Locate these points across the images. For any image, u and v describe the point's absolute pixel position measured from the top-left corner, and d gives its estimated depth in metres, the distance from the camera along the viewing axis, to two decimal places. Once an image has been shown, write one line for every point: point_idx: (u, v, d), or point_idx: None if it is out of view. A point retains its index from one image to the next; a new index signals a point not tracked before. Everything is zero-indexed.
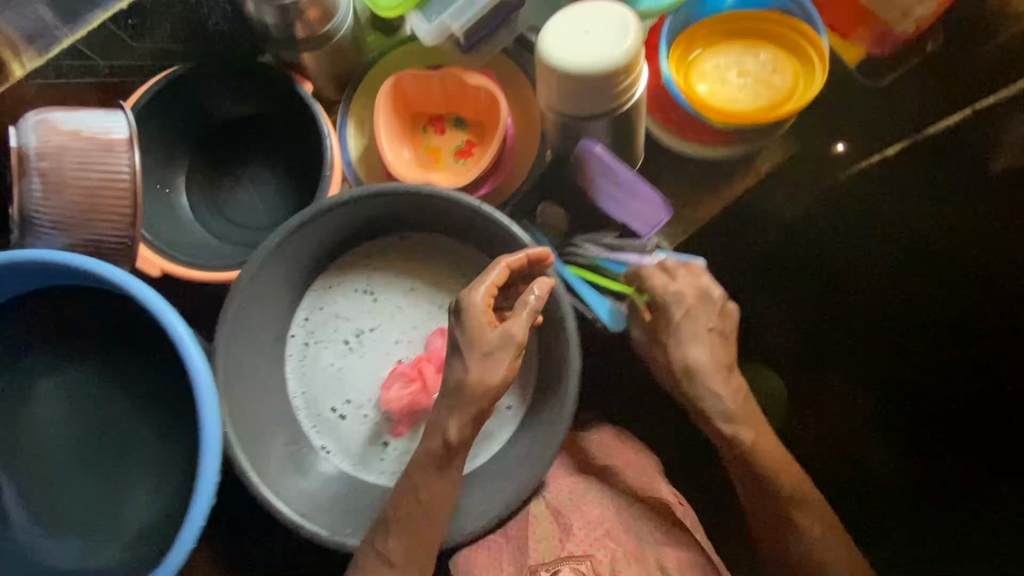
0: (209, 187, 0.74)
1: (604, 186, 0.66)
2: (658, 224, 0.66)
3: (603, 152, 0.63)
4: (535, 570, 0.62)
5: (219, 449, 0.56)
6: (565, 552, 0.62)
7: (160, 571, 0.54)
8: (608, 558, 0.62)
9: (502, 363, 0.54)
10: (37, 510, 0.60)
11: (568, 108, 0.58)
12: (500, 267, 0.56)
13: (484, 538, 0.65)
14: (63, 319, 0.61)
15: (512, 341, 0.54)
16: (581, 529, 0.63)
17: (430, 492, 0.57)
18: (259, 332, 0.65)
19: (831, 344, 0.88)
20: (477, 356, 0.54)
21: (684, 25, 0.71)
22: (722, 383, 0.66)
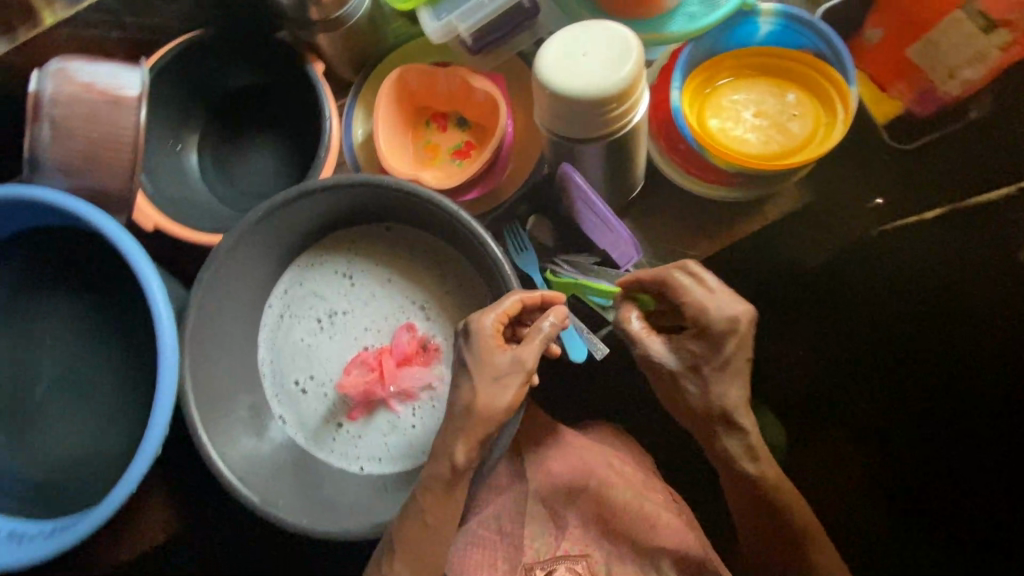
0: (219, 149, 0.77)
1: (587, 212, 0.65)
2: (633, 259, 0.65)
3: (581, 183, 0.62)
4: (529, 568, 0.65)
5: (172, 403, 0.59)
6: (562, 551, 0.66)
7: (103, 508, 0.57)
8: (605, 558, 0.67)
9: (511, 387, 0.57)
10: (16, 431, 0.65)
11: (558, 130, 0.57)
12: (514, 297, 0.58)
13: (470, 536, 0.66)
14: (65, 258, 0.66)
15: (523, 367, 0.57)
16: (576, 529, 0.68)
17: (436, 516, 0.59)
18: (235, 297, 0.67)
19: (842, 389, 0.89)
20: (484, 379, 0.57)
21: (706, 55, 0.68)
22: (749, 417, 0.62)
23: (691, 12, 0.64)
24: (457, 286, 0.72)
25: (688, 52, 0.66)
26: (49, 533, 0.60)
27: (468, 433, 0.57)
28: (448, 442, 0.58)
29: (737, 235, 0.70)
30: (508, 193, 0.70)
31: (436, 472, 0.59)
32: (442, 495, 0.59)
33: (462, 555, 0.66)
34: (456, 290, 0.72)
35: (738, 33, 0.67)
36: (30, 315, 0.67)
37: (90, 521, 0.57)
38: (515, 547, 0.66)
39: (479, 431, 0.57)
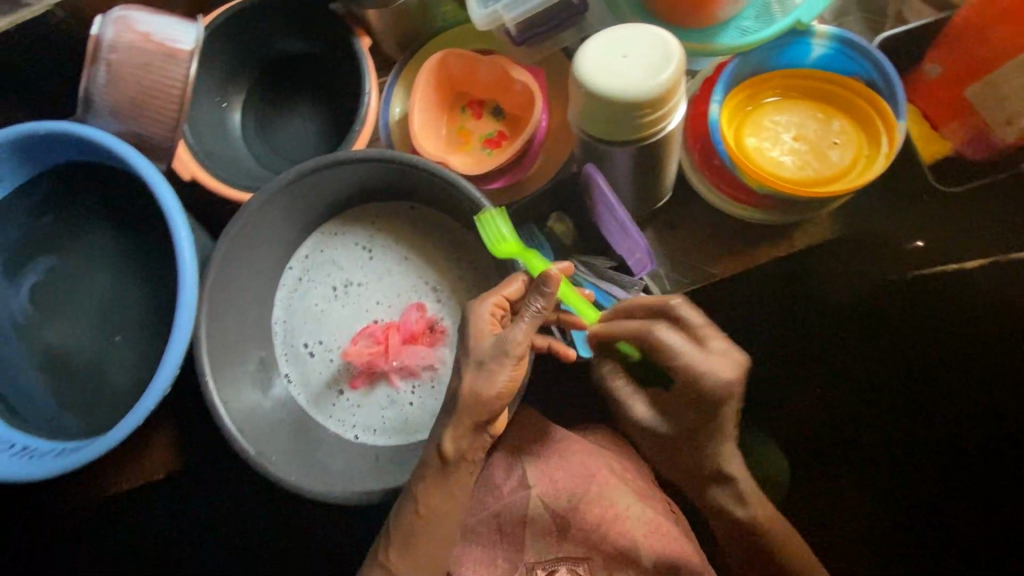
0: (261, 111, 0.79)
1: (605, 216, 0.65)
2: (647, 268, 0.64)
3: (602, 184, 0.62)
4: (531, 567, 0.66)
5: (185, 347, 0.61)
6: (563, 552, 0.66)
7: (111, 436, 0.60)
8: (605, 562, 0.66)
9: (496, 373, 0.55)
10: (40, 354, 0.69)
11: (589, 129, 0.57)
12: (517, 280, 0.59)
13: (468, 531, 0.67)
14: (103, 197, 0.69)
15: (506, 348, 0.55)
16: (577, 536, 0.66)
17: (429, 505, 0.59)
18: (257, 255, 0.70)
19: (857, 428, 0.89)
20: (473, 363, 0.57)
21: (751, 71, 0.66)
22: (739, 465, 0.64)
23: (747, 25, 0.63)
24: (471, 273, 0.73)
25: (733, 67, 0.65)
26: (58, 454, 0.63)
27: (460, 425, 0.57)
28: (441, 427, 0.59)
29: (760, 259, 0.69)
30: (534, 187, 0.71)
31: (427, 461, 0.59)
32: (437, 485, 0.59)
33: (461, 551, 0.67)
34: (469, 276, 0.73)
35: (789, 53, 0.66)
36: (65, 246, 0.70)
37: (98, 448, 0.60)
38: (504, 534, 0.67)
39: (471, 421, 0.57)
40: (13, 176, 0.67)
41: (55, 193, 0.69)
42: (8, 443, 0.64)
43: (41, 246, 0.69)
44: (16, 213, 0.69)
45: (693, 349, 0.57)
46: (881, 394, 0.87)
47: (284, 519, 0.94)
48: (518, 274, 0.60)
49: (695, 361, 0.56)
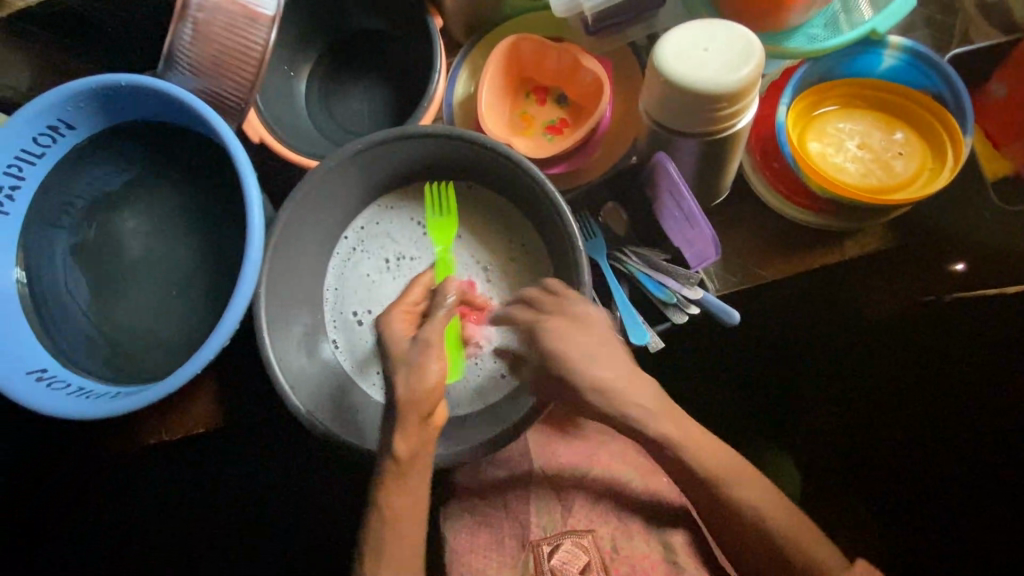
0: (326, 82, 0.81)
1: (669, 203, 0.65)
2: (708, 260, 0.64)
3: (674, 173, 0.61)
4: (536, 541, 0.72)
5: (246, 304, 0.63)
6: (568, 527, 0.73)
7: (166, 383, 0.62)
8: (606, 535, 0.72)
9: (429, 367, 0.60)
10: (102, 298, 0.72)
11: (665, 120, 0.58)
12: (415, 286, 0.69)
13: (481, 514, 0.77)
14: (174, 152, 0.72)
15: (422, 340, 0.62)
16: (579, 510, 0.74)
17: (399, 505, 0.60)
18: (317, 222, 0.71)
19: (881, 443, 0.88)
20: (404, 369, 0.61)
21: (820, 78, 0.67)
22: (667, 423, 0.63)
23: (815, 33, 0.63)
24: (522, 255, 0.74)
25: (803, 71, 0.65)
26: (112, 397, 0.65)
27: (409, 426, 0.59)
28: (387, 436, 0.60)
29: (812, 264, 0.70)
30: (591, 175, 0.72)
31: (382, 465, 0.60)
32: (396, 485, 0.60)
33: (471, 531, 0.76)
34: (521, 258, 0.74)
35: (861, 61, 0.66)
36: (132, 198, 0.73)
37: (154, 393, 0.62)
38: (512, 513, 0.75)
39: (417, 420, 0.60)
40: (87, 126, 0.70)
41: (125, 146, 0.72)
42: (65, 382, 0.66)
43: (112, 194, 0.73)
44: (88, 164, 0.72)
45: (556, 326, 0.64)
46: (886, 402, 0.83)
47: (314, 481, 0.98)
48: (426, 282, 0.69)
49: (561, 336, 0.64)
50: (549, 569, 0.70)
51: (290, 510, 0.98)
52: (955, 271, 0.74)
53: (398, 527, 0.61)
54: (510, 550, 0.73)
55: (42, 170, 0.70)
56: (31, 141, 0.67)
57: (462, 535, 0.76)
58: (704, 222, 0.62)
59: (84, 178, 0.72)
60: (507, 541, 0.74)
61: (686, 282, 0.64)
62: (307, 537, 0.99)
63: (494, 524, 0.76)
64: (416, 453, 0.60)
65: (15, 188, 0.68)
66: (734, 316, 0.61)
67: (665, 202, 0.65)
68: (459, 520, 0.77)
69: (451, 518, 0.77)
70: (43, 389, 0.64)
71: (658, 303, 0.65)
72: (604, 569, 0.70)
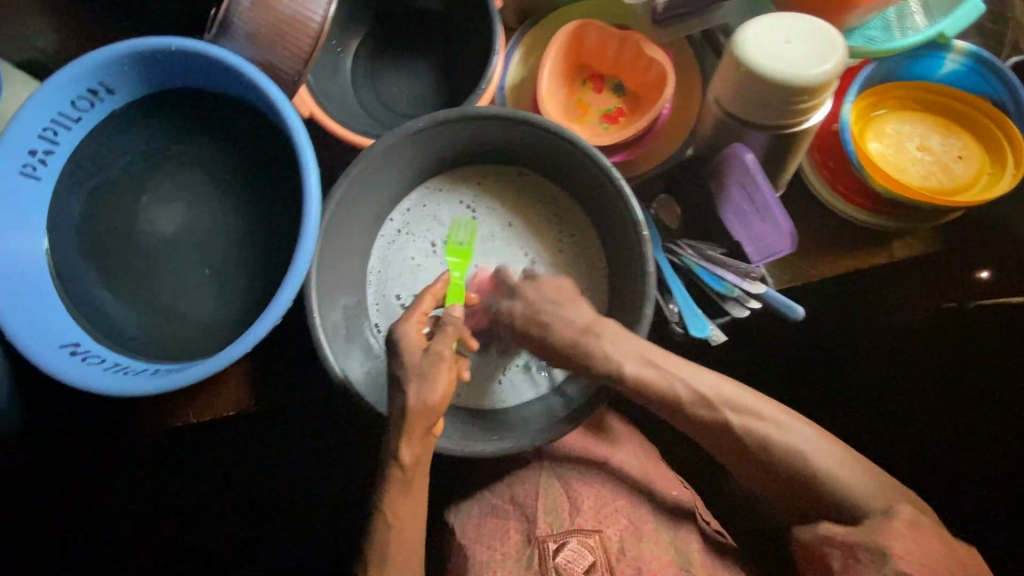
0: (373, 59, 0.78)
1: (738, 195, 0.64)
2: (777, 255, 0.63)
3: (753, 162, 0.60)
4: (542, 538, 0.70)
5: (299, 284, 0.60)
6: (575, 525, 0.70)
7: (210, 363, 0.60)
8: (615, 536, 0.70)
9: (439, 381, 0.55)
10: (134, 273, 0.68)
11: (741, 112, 0.58)
12: (427, 295, 0.63)
13: (489, 508, 0.75)
14: (217, 123, 0.69)
15: (438, 354, 0.56)
16: (588, 509, 0.71)
17: (399, 511, 0.58)
18: (366, 202, 0.69)
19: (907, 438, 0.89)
20: (414, 378, 0.56)
21: (881, 79, 0.67)
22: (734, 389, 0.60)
23: (872, 35, 0.63)
24: (571, 244, 0.73)
25: (867, 72, 0.65)
26: (153, 374, 0.62)
27: (413, 436, 0.56)
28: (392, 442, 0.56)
29: (863, 263, 0.70)
30: (646, 166, 0.71)
31: (388, 473, 0.57)
32: (401, 495, 0.58)
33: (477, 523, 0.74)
34: (569, 249, 0.73)
35: (920, 65, 0.67)
36: (170, 170, 0.69)
37: (201, 371, 0.59)
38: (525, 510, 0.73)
39: (423, 432, 0.56)
40: (127, 92, 0.66)
41: (166, 115, 0.68)
42: (100, 357, 0.63)
43: (147, 165, 0.69)
44: (125, 132, 0.68)
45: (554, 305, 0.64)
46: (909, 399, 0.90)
47: (331, 472, 0.95)
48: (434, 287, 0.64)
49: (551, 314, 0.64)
50: (554, 568, 0.67)
51: (303, 500, 0.95)
52: (980, 278, 0.76)
53: (403, 533, 0.59)
54: (514, 546, 0.70)
55: (75, 137, 0.66)
56: (68, 104, 0.63)
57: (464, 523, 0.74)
58: (779, 214, 0.61)
59: (120, 146, 0.68)
60: (512, 535, 0.72)
61: (747, 275, 0.63)
62: (320, 529, 0.96)
63: (501, 517, 0.73)
64: (413, 463, 0.57)
65: (48, 152, 0.64)
66: (798, 311, 0.60)
67: (735, 195, 0.64)
68: (464, 513, 0.76)
69: (457, 513, 0.77)
70: (79, 364, 0.61)
71: (716, 296, 0.64)
72: (610, 569, 0.68)
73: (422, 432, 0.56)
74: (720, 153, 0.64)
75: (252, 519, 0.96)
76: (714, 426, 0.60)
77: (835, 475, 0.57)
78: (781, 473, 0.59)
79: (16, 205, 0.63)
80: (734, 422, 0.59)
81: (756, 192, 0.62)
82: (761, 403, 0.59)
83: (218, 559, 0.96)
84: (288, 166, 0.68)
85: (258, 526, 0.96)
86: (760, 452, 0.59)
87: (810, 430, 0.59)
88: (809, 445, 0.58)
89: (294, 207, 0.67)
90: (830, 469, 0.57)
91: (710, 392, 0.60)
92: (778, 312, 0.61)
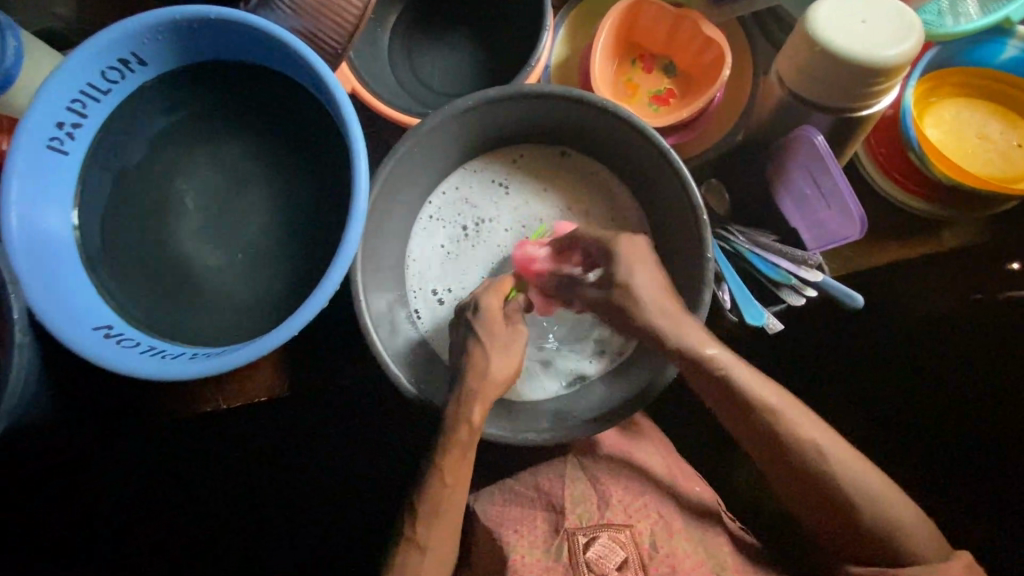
0: (411, 33, 0.75)
1: (803, 181, 0.63)
2: (842, 241, 0.61)
3: (824, 145, 0.59)
4: (570, 532, 0.66)
5: (347, 266, 0.58)
6: (604, 519, 0.66)
7: (253, 346, 0.57)
8: (648, 530, 0.66)
9: (518, 352, 0.61)
10: (163, 252, 0.65)
11: (810, 94, 0.57)
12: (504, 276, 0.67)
13: (514, 498, 0.71)
14: (253, 96, 0.66)
15: (517, 331, 0.62)
16: (618, 502, 0.68)
17: (455, 476, 0.59)
18: (410, 182, 0.66)
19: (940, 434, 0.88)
20: (494, 346, 0.60)
21: (940, 64, 0.66)
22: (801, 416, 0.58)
23: (927, 18, 0.63)
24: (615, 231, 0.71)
25: (930, 55, 0.64)
26: (191, 357, 0.59)
27: (485, 400, 0.59)
28: (461, 407, 0.58)
29: (910, 252, 0.69)
30: (697, 149, 0.69)
31: (445, 446, 0.59)
32: (462, 457, 0.59)
33: (501, 512, 0.70)
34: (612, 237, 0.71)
35: (978, 51, 0.66)
36: (202, 145, 0.66)
37: (243, 356, 0.57)
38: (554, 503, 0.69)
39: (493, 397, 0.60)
40: (159, 63, 0.63)
41: (199, 88, 0.65)
42: (134, 340, 0.60)
43: (177, 139, 0.66)
44: (154, 105, 0.65)
45: (641, 288, 0.59)
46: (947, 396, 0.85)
47: (352, 460, 0.93)
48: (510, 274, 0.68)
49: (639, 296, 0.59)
50: (585, 565, 0.63)
51: (321, 488, 0.94)
52: (1012, 270, 0.72)
53: (453, 499, 0.60)
54: (540, 538, 0.67)
55: (103, 110, 0.63)
56: (98, 75, 0.60)
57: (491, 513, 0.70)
58: (850, 201, 0.59)
59: (150, 120, 0.65)
60: (538, 528, 0.68)
61: (803, 263, 0.62)
62: (338, 518, 0.94)
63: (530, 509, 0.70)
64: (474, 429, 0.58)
65: (76, 125, 0.61)
66: (857, 299, 0.60)
67: (798, 180, 0.63)
68: (486, 505, 0.72)
69: (479, 501, 0.73)
70: (113, 346, 0.58)
71: (771, 283, 0.63)
72: (644, 567, 0.64)
73: (489, 398, 0.59)
74: (784, 135, 0.64)
75: (270, 506, 0.94)
76: (779, 448, 0.58)
77: (893, 518, 0.57)
78: (839, 506, 0.57)
79: (42, 180, 0.59)
80: (803, 448, 0.57)
81: (824, 177, 0.61)
82: (826, 438, 0.57)
83: (233, 545, 0.95)
84: (329, 141, 0.65)
85: (275, 513, 0.94)
86: (823, 480, 0.57)
87: (872, 471, 0.58)
88: (872, 485, 0.57)
89: (336, 187, 0.65)
90: (891, 511, 0.57)
91: (781, 412, 0.58)
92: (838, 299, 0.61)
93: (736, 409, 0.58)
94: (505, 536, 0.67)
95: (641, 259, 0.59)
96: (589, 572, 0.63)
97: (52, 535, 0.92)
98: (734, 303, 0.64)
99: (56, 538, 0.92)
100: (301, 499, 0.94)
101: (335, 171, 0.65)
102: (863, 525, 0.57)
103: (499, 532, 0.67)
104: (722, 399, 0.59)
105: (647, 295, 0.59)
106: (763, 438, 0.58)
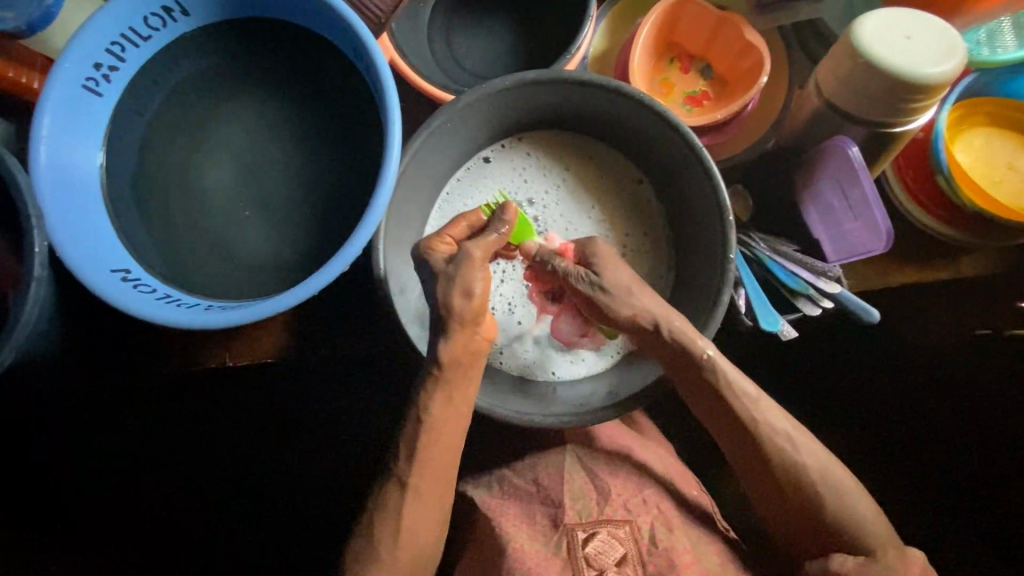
0: (452, 9, 0.74)
1: (833, 191, 0.63)
2: (866, 255, 0.62)
3: (858, 157, 0.60)
4: (570, 528, 0.65)
5: (369, 235, 0.58)
6: (604, 515, 0.66)
7: (271, 301, 0.57)
8: (648, 523, 0.66)
9: (471, 275, 0.56)
10: (176, 205, 0.65)
11: (850, 107, 0.58)
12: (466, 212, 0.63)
13: (512, 496, 0.70)
14: (289, 56, 0.66)
15: (467, 255, 0.56)
16: (618, 497, 0.68)
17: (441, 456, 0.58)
18: (439, 157, 0.66)
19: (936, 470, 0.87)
20: (448, 283, 0.56)
21: (972, 95, 0.67)
22: (791, 428, 0.62)
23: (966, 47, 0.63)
24: (645, 259, 0.71)
25: (965, 83, 0.65)
26: (205, 309, 0.59)
27: (454, 335, 0.56)
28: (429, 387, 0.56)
29: (929, 279, 0.69)
30: (726, 152, 0.69)
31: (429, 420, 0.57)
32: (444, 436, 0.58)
33: (499, 505, 0.69)
34: (642, 267, 0.71)
35: (1014, 83, 0.67)
36: (232, 100, 0.66)
37: (263, 311, 0.57)
38: (545, 499, 0.68)
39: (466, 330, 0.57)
40: (201, 15, 0.64)
41: (234, 44, 0.65)
42: (151, 287, 0.60)
43: (204, 94, 0.66)
44: (191, 57, 0.65)
45: (618, 285, 0.61)
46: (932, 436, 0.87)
47: (359, 434, 0.95)
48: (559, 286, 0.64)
49: (604, 286, 0.61)
50: (584, 559, 0.64)
51: (324, 457, 0.96)
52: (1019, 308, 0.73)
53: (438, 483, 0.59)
54: (540, 533, 0.66)
55: (140, 57, 0.63)
56: (141, 20, 0.60)
57: (490, 506, 0.69)
58: (878, 213, 0.60)
59: (186, 71, 0.65)
60: (537, 525, 0.67)
61: (823, 275, 0.62)
62: (339, 488, 0.97)
63: (525, 502, 0.69)
64: (459, 361, 0.57)
65: (113, 68, 0.61)
66: (874, 314, 0.60)
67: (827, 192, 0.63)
68: (484, 502, 0.70)
69: (474, 491, 0.72)
70: (129, 290, 0.58)
71: (790, 292, 0.63)
72: (642, 563, 0.64)
73: (470, 341, 0.57)
74: (820, 143, 0.64)
75: (274, 479, 0.97)
76: (758, 456, 0.62)
77: (864, 522, 0.60)
78: (815, 509, 0.61)
79: (75, 118, 0.59)
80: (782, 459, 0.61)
81: (852, 188, 0.62)
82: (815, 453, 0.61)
83: (243, 518, 0.97)
84: (361, 110, 0.65)
85: (277, 483, 0.97)
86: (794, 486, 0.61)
87: (837, 466, 0.62)
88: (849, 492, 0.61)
89: (365, 153, 0.65)
90: (860, 513, 0.61)
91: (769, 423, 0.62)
92: (854, 314, 0.61)
93: (735, 441, 0.63)
94: (505, 526, 0.66)
95: (613, 263, 0.62)
96: (588, 567, 0.63)
97: (58, 497, 0.93)
98: (749, 308, 0.64)
99: (68, 506, 0.94)
100: (303, 471, 0.97)
101: (367, 139, 0.65)
102: (832, 529, 0.61)
103: (499, 523, 0.67)
104: (701, 402, 0.63)
105: (616, 286, 0.61)
106: (755, 462, 0.63)
